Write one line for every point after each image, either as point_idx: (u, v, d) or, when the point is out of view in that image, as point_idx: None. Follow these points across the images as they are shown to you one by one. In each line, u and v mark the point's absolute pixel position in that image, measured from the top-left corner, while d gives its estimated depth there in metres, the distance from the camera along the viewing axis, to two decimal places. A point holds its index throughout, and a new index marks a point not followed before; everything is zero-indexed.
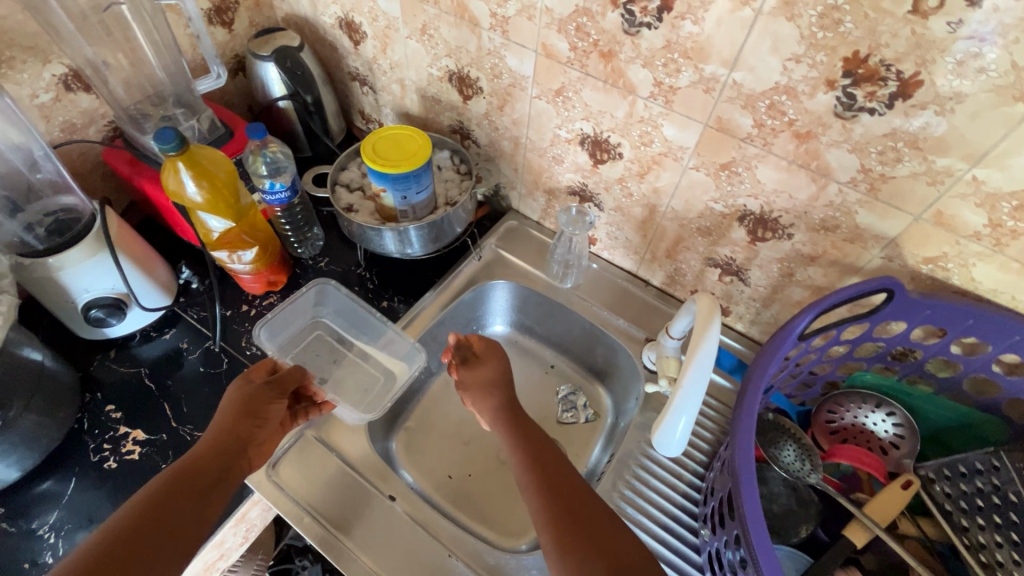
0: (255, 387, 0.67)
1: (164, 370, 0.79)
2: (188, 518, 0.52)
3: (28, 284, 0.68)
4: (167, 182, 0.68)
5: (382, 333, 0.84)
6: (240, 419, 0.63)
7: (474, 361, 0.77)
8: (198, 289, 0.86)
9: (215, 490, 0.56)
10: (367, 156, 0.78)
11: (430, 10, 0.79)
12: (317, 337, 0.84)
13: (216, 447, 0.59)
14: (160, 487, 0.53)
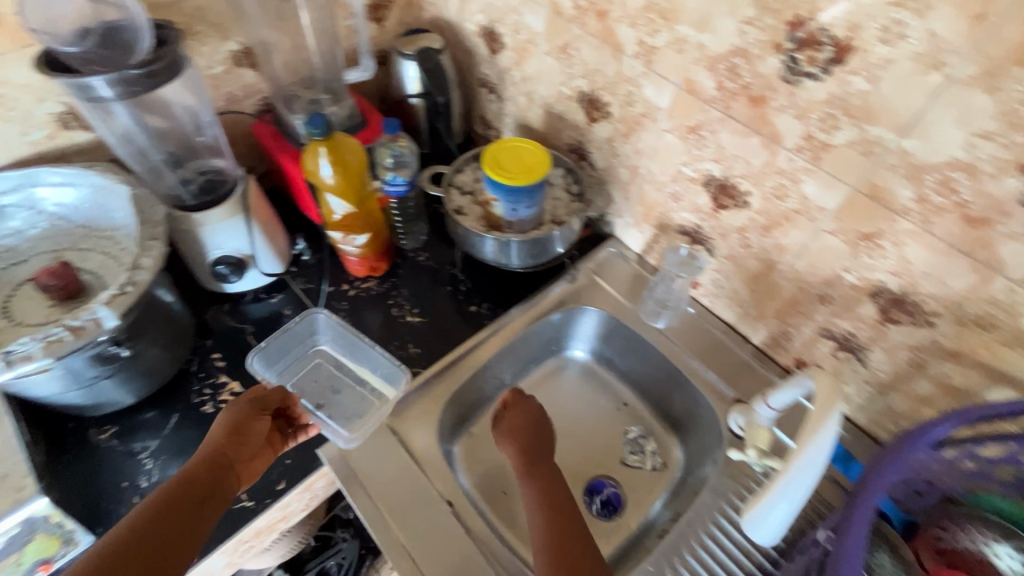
0: (244, 405, 0.68)
1: (266, 332, 0.85)
2: (172, 542, 0.54)
3: (174, 233, 0.75)
4: (306, 163, 0.73)
5: (373, 359, 0.84)
6: (229, 437, 0.65)
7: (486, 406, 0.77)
8: (307, 261, 0.92)
9: (201, 511, 0.58)
10: (487, 165, 0.79)
11: (575, 30, 0.79)
12: (317, 365, 0.86)
13: (203, 467, 0.61)
14: (142, 512, 0.55)
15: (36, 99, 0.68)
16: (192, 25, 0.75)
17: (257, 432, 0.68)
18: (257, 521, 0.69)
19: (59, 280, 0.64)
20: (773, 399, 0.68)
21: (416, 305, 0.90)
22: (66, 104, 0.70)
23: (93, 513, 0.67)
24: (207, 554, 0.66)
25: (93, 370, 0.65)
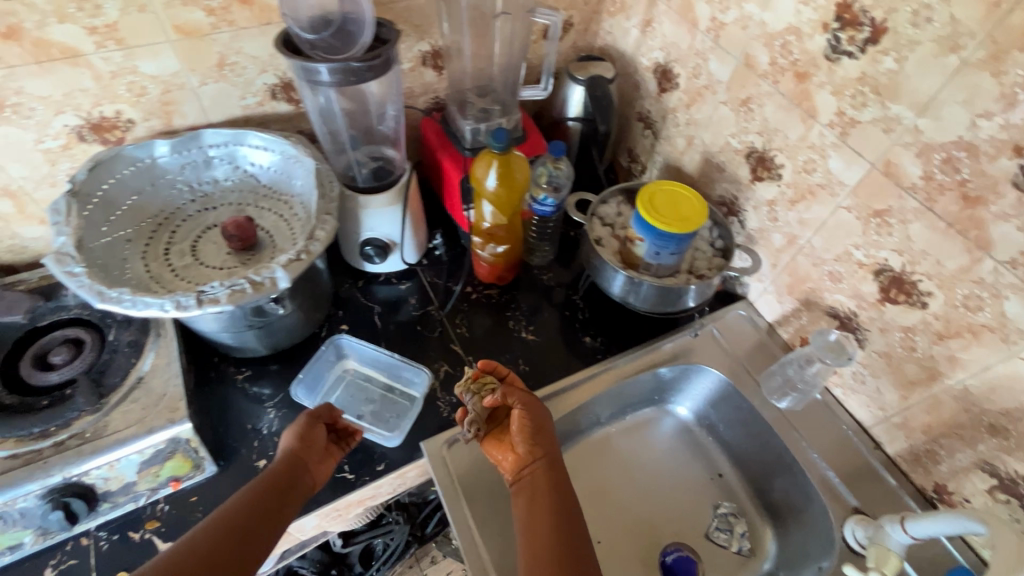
0: (304, 415, 0.70)
1: (390, 315, 0.89)
2: (250, 541, 0.56)
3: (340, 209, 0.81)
4: (476, 170, 0.76)
5: (395, 367, 0.84)
6: (295, 445, 0.66)
7: (514, 396, 0.71)
8: (439, 256, 0.95)
9: (275, 513, 0.60)
10: (641, 204, 0.78)
11: (764, 85, 0.76)
12: (348, 384, 0.84)
13: (273, 473, 0.63)
14: (222, 512, 0.57)
15: (259, 70, 0.75)
16: (398, 24, 0.80)
17: (321, 439, 0.69)
18: (351, 496, 0.72)
19: (241, 233, 0.72)
20: (914, 527, 0.63)
21: (532, 323, 0.90)
22: (279, 78, 0.77)
23: (220, 445, 0.73)
24: (305, 513, 0.69)
25: (250, 315, 0.72)
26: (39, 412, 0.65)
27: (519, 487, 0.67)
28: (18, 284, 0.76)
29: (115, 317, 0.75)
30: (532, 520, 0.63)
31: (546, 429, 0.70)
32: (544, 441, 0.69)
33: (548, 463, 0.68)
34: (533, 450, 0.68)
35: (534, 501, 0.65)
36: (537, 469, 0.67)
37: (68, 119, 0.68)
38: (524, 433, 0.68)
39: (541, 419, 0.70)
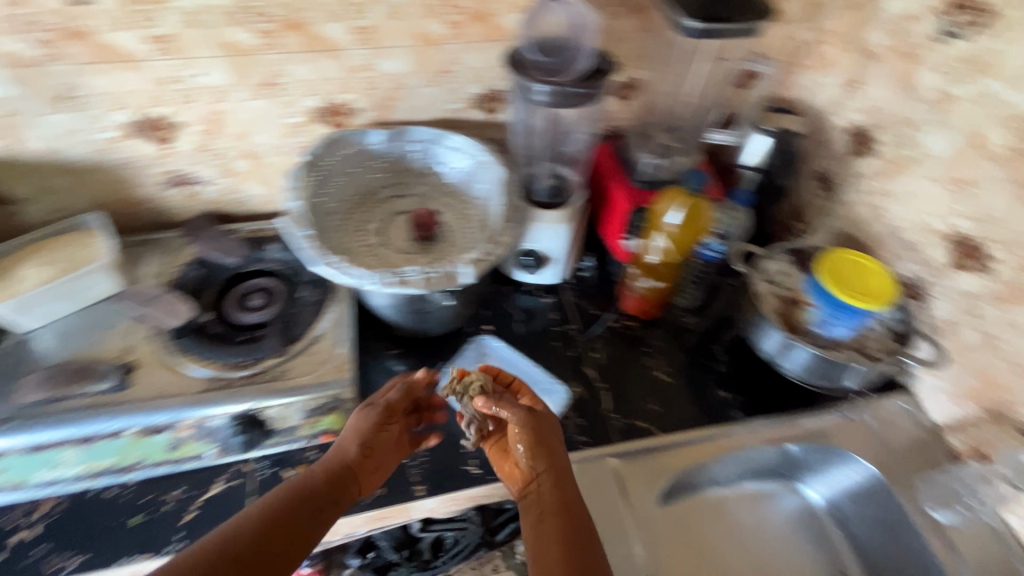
0: (375, 415, 0.70)
1: (529, 325, 0.91)
2: (293, 539, 0.58)
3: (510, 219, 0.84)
4: (659, 206, 0.78)
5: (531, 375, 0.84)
6: (356, 450, 0.67)
7: (506, 406, 0.69)
8: (585, 278, 0.96)
9: (321, 516, 0.61)
10: (824, 270, 0.76)
11: (992, 170, 0.70)
12: None
13: (326, 474, 0.64)
14: (267, 503, 0.60)
15: (472, 81, 0.81)
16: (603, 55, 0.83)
17: (382, 446, 0.70)
18: (473, 490, 0.74)
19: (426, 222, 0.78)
20: None
21: (668, 364, 0.88)
22: (485, 90, 0.83)
23: None
24: (432, 494, 0.73)
25: (421, 299, 0.77)
26: (236, 346, 0.74)
27: (528, 503, 0.66)
28: (235, 230, 0.87)
29: (303, 275, 0.83)
30: (539, 538, 0.61)
31: (548, 438, 0.68)
32: (544, 452, 0.67)
33: (555, 478, 0.66)
34: (535, 463, 0.66)
35: (540, 519, 0.62)
36: (542, 484, 0.65)
37: (312, 101, 0.78)
38: (523, 447, 0.67)
39: (541, 429, 0.68)
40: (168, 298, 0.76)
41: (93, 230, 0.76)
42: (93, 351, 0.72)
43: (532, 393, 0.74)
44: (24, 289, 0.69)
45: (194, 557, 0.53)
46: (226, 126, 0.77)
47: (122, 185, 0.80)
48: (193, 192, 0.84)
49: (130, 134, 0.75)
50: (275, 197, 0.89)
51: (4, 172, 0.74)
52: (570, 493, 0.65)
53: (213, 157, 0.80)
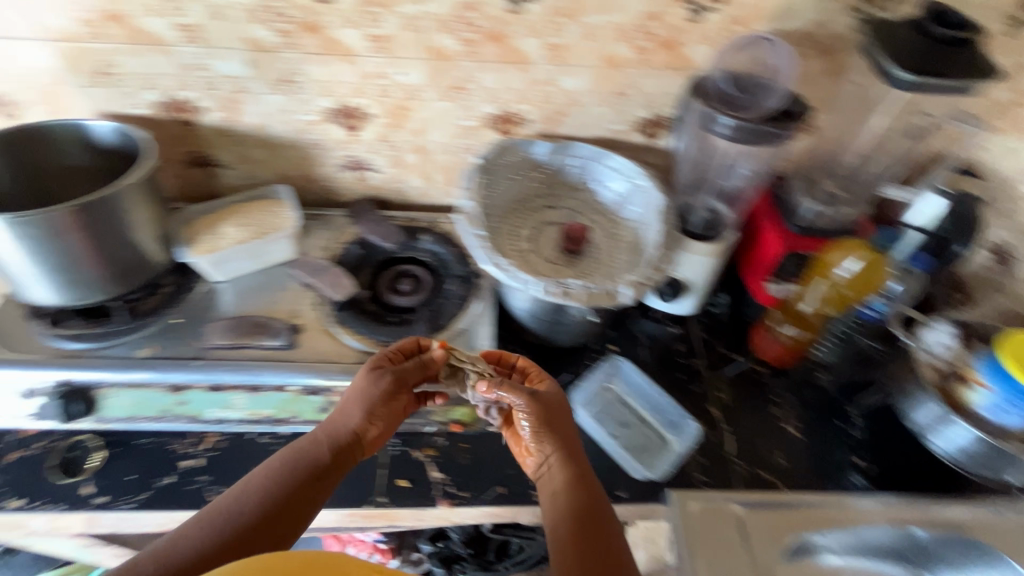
0: (384, 382, 0.66)
1: (657, 352, 0.89)
2: (296, 513, 0.60)
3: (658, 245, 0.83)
4: (832, 255, 0.78)
5: (658, 404, 0.83)
6: (359, 420, 0.65)
7: (512, 393, 0.66)
8: (718, 315, 0.94)
9: (322, 488, 0.63)
10: (1004, 348, 0.70)
11: None
12: (608, 399, 0.82)
13: (327, 446, 0.65)
14: (267, 477, 0.62)
15: (643, 105, 0.82)
16: None
17: (387, 415, 0.68)
18: None
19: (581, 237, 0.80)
20: None
21: (799, 418, 0.84)
22: (653, 115, 0.83)
23: None
24: None
25: (565, 310, 0.79)
26: (387, 325, 0.78)
27: (542, 484, 0.68)
28: (392, 216, 0.92)
29: (450, 269, 0.87)
30: (554, 515, 0.63)
31: (553, 418, 0.67)
32: (550, 434, 0.66)
33: (565, 457, 0.66)
34: (543, 446, 0.66)
35: (555, 500, 0.64)
36: (552, 466, 0.66)
37: (489, 107, 0.81)
38: (529, 432, 0.66)
39: (545, 412, 0.67)
40: (332, 272, 0.82)
41: (282, 200, 0.83)
42: (265, 310, 0.79)
43: (540, 374, 0.71)
44: (223, 247, 0.77)
45: (195, 535, 0.56)
46: (409, 121, 0.83)
47: (306, 163, 0.88)
48: (362, 176, 0.91)
49: (327, 119, 0.82)
50: (431, 191, 0.93)
51: (218, 140, 0.83)
52: (579, 468, 0.66)
53: (389, 147, 0.86)
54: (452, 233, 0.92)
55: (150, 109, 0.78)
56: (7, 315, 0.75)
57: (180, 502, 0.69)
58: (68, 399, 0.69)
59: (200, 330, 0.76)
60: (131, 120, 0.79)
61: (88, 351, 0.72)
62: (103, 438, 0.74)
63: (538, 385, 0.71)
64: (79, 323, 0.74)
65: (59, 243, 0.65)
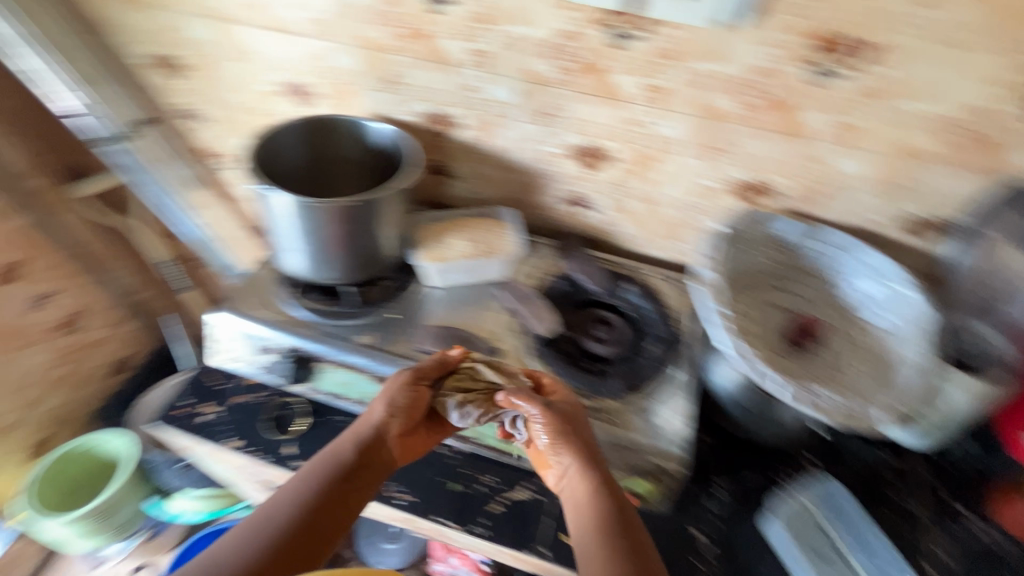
0: (404, 377, 0.67)
1: (865, 479, 0.75)
2: (332, 516, 0.60)
3: (892, 365, 0.70)
4: None
5: (872, 546, 0.69)
6: (381, 414, 0.66)
7: (528, 399, 0.64)
8: (954, 461, 0.76)
9: (355, 488, 0.62)
10: None
11: None
12: (808, 520, 0.71)
13: (354, 445, 0.64)
14: (300, 485, 0.61)
15: (925, 203, 0.71)
16: None
17: (413, 412, 0.67)
18: None
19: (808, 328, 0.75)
20: None
21: None
22: (934, 217, 0.72)
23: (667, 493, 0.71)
24: None
25: (774, 403, 0.75)
26: (583, 372, 0.75)
27: (564, 496, 0.62)
28: (598, 258, 0.90)
29: (651, 327, 0.82)
30: (580, 530, 0.57)
31: (573, 426, 0.63)
32: (568, 439, 0.62)
33: (584, 463, 0.61)
34: (562, 457, 0.62)
35: (577, 511, 0.59)
36: (571, 475, 0.61)
37: (740, 173, 0.76)
38: (547, 441, 0.62)
39: (563, 419, 0.63)
40: (537, 303, 0.81)
41: (505, 223, 0.86)
42: (469, 325, 0.80)
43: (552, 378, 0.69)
44: (449, 257, 0.80)
45: (232, 549, 0.54)
46: (650, 171, 0.80)
47: (531, 190, 0.89)
48: (580, 213, 0.90)
49: (569, 154, 0.81)
50: (642, 240, 0.90)
51: (461, 154, 0.87)
52: (603, 480, 0.60)
53: (619, 191, 0.84)
54: (657, 287, 0.87)
55: (414, 117, 0.84)
56: (263, 275, 0.85)
57: None
58: (297, 364, 0.76)
59: (412, 329, 0.79)
60: (396, 124, 0.86)
61: (319, 324, 0.79)
62: (309, 405, 0.80)
63: (553, 393, 0.67)
64: (317, 297, 0.81)
65: (327, 228, 0.72)
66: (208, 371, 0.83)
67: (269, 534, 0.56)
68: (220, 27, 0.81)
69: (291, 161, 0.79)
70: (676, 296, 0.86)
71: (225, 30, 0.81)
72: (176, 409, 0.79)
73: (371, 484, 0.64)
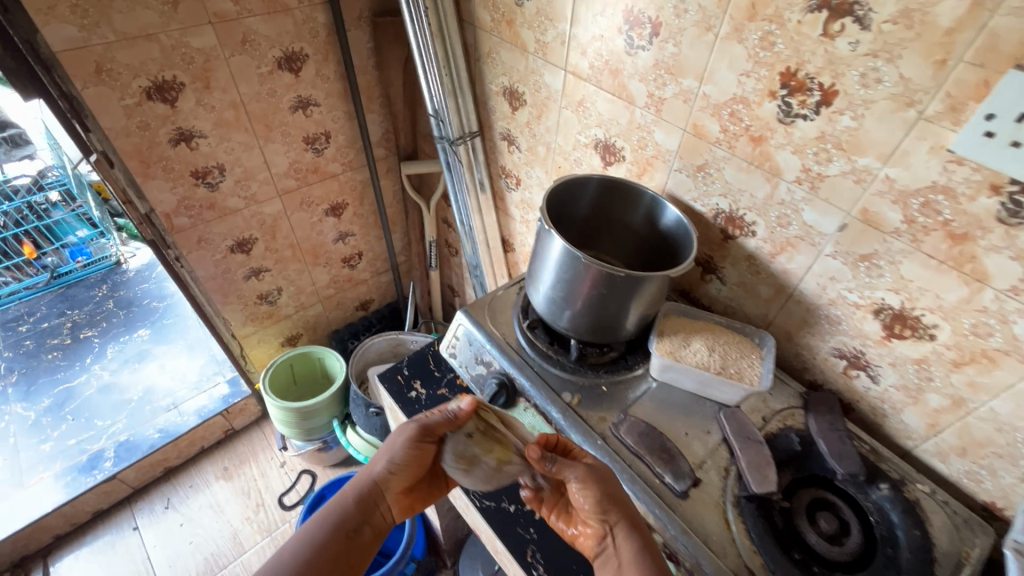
0: (409, 434, 0.71)
1: None
2: (340, 567, 0.65)
3: None
4: None
5: None
6: (382, 471, 0.71)
7: (569, 465, 0.64)
8: None
9: (359, 542, 0.68)
10: None
11: None
12: None
13: (356, 499, 0.70)
14: (303, 538, 0.65)
15: None
16: None
17: (411, 468, 0.72)
18: None
19: None
20: None
21: None
22: None
23: None
24: None
25: None
26: (788, 561, 0.63)
27: (607, 564, 0.62)
28: (856, 437, 0.74)
29: (898, 556, 0.64)
30: None
31: (614, 485, 0.64)
32: (614, 500, 0.63)
33: (630, 528, 0.62)
34: (608, 517, 0.62)
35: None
36: (618, 540, 0.61)
37: None
38: (595, 504, 0.62)
39: (604, 480, 0.64)
40: (760, 452, 0.70)
41: (758, 347, 0.76)
42: (672, 435, 0.73)
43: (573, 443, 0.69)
44: (684, 358, 0.75)
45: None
46: (979, 372, 0.62)
47: (802, 324, 0.78)
48: (851, 374, 0.75)
49: (870, 309, 0.69)
50: (923, 438, 0.72)
51: (739, 260, 0.81)
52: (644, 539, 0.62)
53: (918, 374, 0.68)
54: (923, 510, 0.67)
55: (708, 210, 0.80)
56: (505, 297, 0.92)
57: (507, 536, 0.72)
58: (500, 389, 0.79)
59: (617, 410, 0.76)
60: (684, 208, 0.84)
61: (535, 363, 0.81)
62: None
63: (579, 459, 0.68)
64: (542, 338, 0.84)
65: (583, 283, 0.74)
66: (429, 355, 0.92)
67: None
68: (568, 80, 0.90)
69: (577, 213, 0.84)
70: (946, 529, 0.66)
71: (571, 83, 0.90)
72: (394, 374, 0.89)
73: (372, 538, 0.69)
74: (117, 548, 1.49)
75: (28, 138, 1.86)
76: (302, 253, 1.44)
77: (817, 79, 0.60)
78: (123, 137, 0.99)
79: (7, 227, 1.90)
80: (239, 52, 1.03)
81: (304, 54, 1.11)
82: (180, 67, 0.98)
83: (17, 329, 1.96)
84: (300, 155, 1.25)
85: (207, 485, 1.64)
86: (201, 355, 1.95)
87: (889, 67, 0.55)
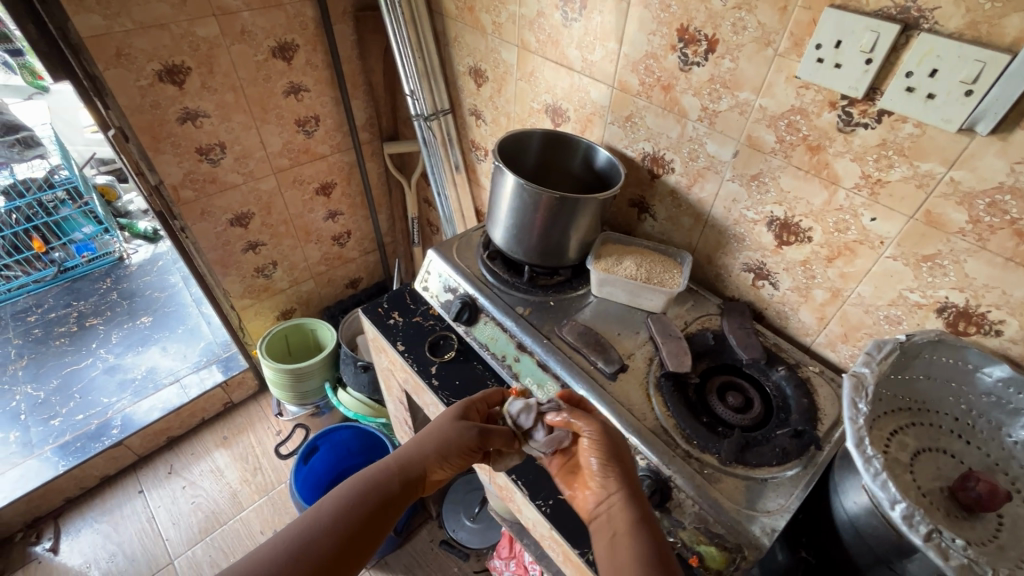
0: (470, 437, 0.71)
1: None
2: (373, 534, 0.64)
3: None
4: None
5: None
6: (433, 455, 0.71)
7: (582, 420, 0.69)
8: None
9: (392, 514, 0.67)
10: None
11: None
12: None
13: (400, 480, 0.69)
14: (343, 500, 0.65)
15: None
16: None
17: (457, 463, 0.73)
18: None
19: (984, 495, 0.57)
20: None
21: None
22: None
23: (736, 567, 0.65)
24: None
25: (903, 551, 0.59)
26: (697, 422, 0.76)
27: (599, 523, 0.65)
28: (761, 334, 0.88)
29: (789, 416, 0.77)
30: (616, 560, 0.59)
31: (621, 456, 0.67)
32: (618, 463, 0.66)
33: (629, 493, 0.64)
34: (610, 482, 0.65)
35: (616, 541, 0.61)
36: (615, 503, 0.64)
37: (950, 293, 0.68)
38: (595, 463, 0.66)
39: (613, 445, 0.68)
40: (679, 344, 0.83)
41: (680, 265, 0.91)
42: (609, 337, 0.87)
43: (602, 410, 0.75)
44: (616, 272, 0.89)
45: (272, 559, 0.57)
46: (845, 262, 0.77)
47: (718, 247, 0.93)
48: (758, 284, 0.90)
49: (764, 222, 0.84)
50: (816, 333, 0.86)
51: (664, 197, 0.96)
52: (642, 510, 0.63)
53: (805, 274, 0.83)
54: (813, 385, 0.81)
55: (637, 155, 0.96)
56: (472, 238, 1.07)
57: None
58: (464, 307, 0.93)
59: (563, 319, 0.90)
60: (619, 156, 0.99)
61: (496, 286, 0.95)
62: (461, 345, 0.96)
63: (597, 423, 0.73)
64: (500, 267, 0.98)
65: (530, 213, 0.88)
66: (407, 293, 1.05)
67: (308, 540, 0.60)
68: (521, 54, 1.06)
69: (525, 166, 1.00)
70: (829, 398, 0.80)
71: (523, 57, 1.06)
72: (375, 308, 1.02)
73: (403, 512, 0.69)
74: (125, 510, 1.60)
75: (40, 141, 2.00)
76: (295, 230, 1.58)
77: (703, 31, 0.76)
78: (138, 114, 1.14)
79: (18, 222, 2.03)
80: (238, 41, 1.18)
81: (295, 44, 1.27)
82: (188, 53, 1.13)
83: (26, 319, 2.08)
84: (292, 136, 1.40)
85: (207, 452, 1.75)
86: (200, 339, 2.07)
87: (750, 16, 0.71)
